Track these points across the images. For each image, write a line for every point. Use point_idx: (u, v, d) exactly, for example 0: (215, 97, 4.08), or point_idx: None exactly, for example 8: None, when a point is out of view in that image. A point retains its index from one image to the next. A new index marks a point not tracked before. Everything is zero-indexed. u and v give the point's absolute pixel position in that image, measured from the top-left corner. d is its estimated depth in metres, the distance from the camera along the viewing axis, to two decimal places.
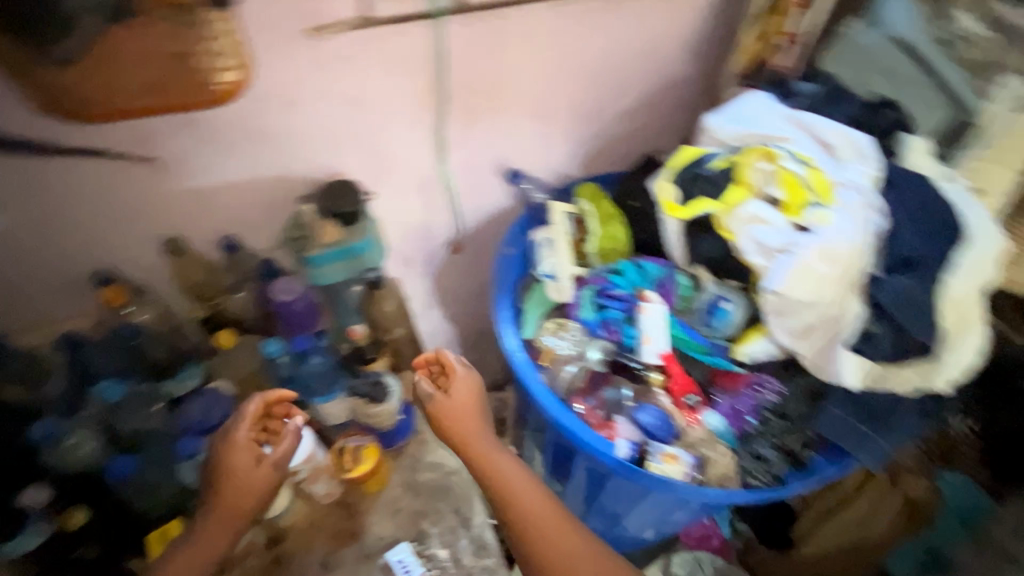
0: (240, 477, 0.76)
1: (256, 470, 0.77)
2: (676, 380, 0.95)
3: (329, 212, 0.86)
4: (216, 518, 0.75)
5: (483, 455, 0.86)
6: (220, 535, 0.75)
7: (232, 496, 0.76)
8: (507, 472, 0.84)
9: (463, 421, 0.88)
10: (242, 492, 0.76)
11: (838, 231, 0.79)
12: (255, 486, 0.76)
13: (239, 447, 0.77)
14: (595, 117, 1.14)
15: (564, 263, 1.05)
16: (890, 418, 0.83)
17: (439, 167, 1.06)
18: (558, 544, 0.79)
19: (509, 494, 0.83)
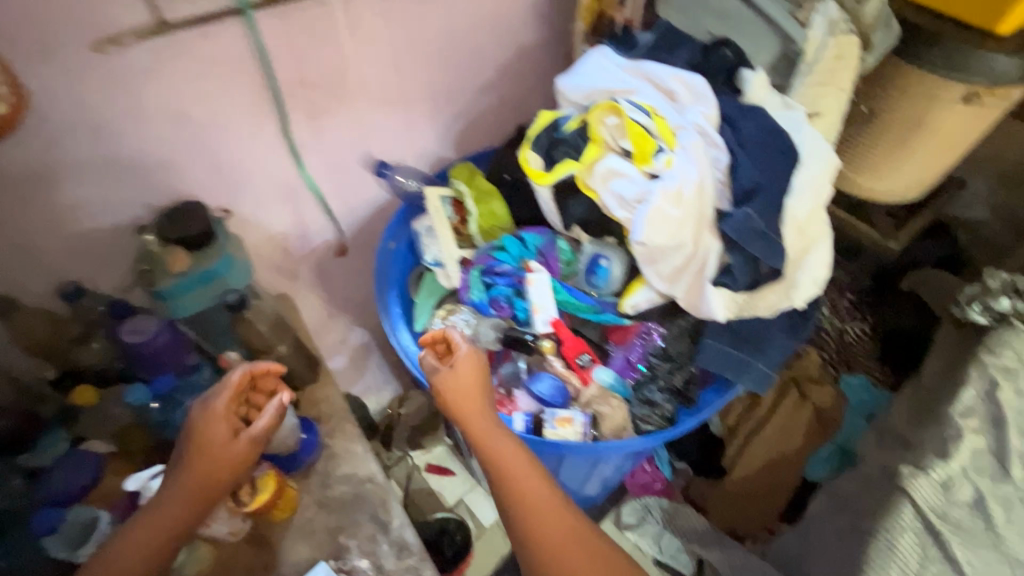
0: (213, 451, 0.72)
1: (232, 445, 0.73)
2: (567, 343, 0.95)
3: (170, 236, 0.80)
4: (177, 494, 0.71)
5: (483, 427, 0.79)
6: (177, 517, 0.70)
7: (199, 472, 0.71)
8: (505, 447, 0.78)
9: (465, 395, 0.81)
10: (215, 468, 0.72)
11: (682, 171, 0.80)
12: (227, 461, 0.73)
13: (217, 419, 0.73)
14: (453, 95, 1.12)
15: (448, 247, 1.06)
16: (763, 342, 0.87)
17: (299, 170, 1.00)
18: (552, 522, 0.74)
19: (502, 465, 0.77)
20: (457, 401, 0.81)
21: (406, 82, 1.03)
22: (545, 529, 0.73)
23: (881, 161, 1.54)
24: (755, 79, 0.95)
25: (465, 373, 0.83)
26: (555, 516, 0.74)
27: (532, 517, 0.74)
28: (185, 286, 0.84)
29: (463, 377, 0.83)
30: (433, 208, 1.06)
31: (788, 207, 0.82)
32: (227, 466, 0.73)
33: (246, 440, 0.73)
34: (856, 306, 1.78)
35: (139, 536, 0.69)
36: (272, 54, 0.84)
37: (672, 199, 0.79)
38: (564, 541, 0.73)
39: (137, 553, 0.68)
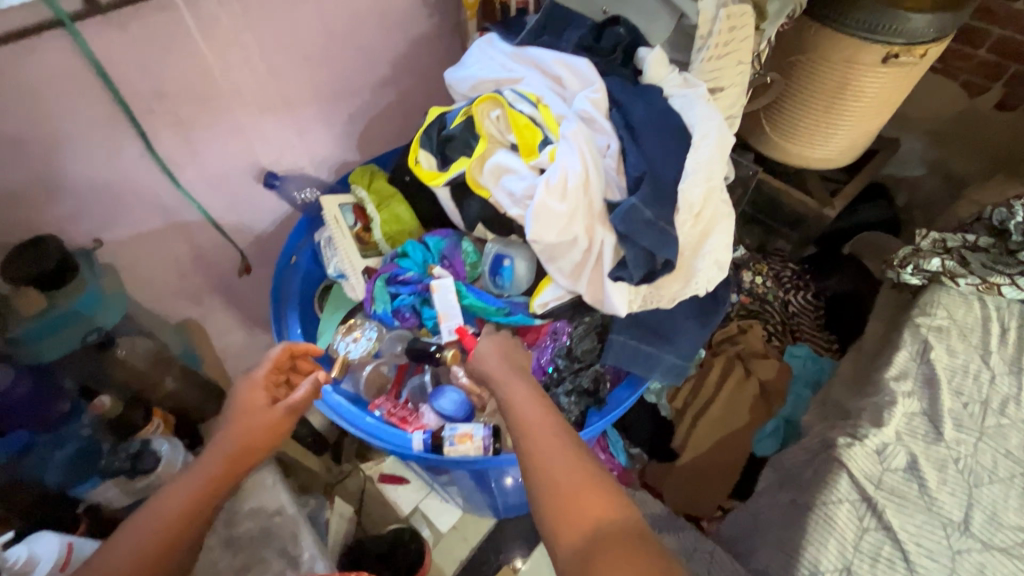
0: (250, 416, 0.73)
1: (269, 412, 0.74)
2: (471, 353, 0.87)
3: (13, 277, 0.72)
4: (207, 463, 0.69)
5: (504, 382, 0.73)
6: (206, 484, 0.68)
7: (238, 438, 0.71)
8: (524, 398, 0.70)
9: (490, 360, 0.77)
10: (251, 432, 0.72)
11: (564, 162, 0.76)
12: (264, 427, 0.73)
13: (257, 386, 0.76)
14: (345, 94, 1.05)
15: (350, 258, 0.99)
16: (671, 333, 0.85)
17: (177, 189, 0.93)
18: (574, 475, 0.62)
19: (519, 418, 0.68)
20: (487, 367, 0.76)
21: (286, 85, 0.95)
22: (556, 478, 0.62)
23: (809, 129, 1.51)
24: (653, 58, 0.90)
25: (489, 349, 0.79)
26: (575, 469, 0.62)
27: (546, 466, 0.63)
28: (48, 328, 0.77)
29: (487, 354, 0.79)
30: (331, 217, 1.00)
31: (681, 191, 0.77)
32: (263, 433, 0.73)
33: (285, 407, 0.74)
34: (798, 275, 1.73)
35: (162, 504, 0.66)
36: (113, 67, 0.76)
37: (557, 193, 0.75)
38: (585, 494, 0.60)
39: (163, 513, 0.65)
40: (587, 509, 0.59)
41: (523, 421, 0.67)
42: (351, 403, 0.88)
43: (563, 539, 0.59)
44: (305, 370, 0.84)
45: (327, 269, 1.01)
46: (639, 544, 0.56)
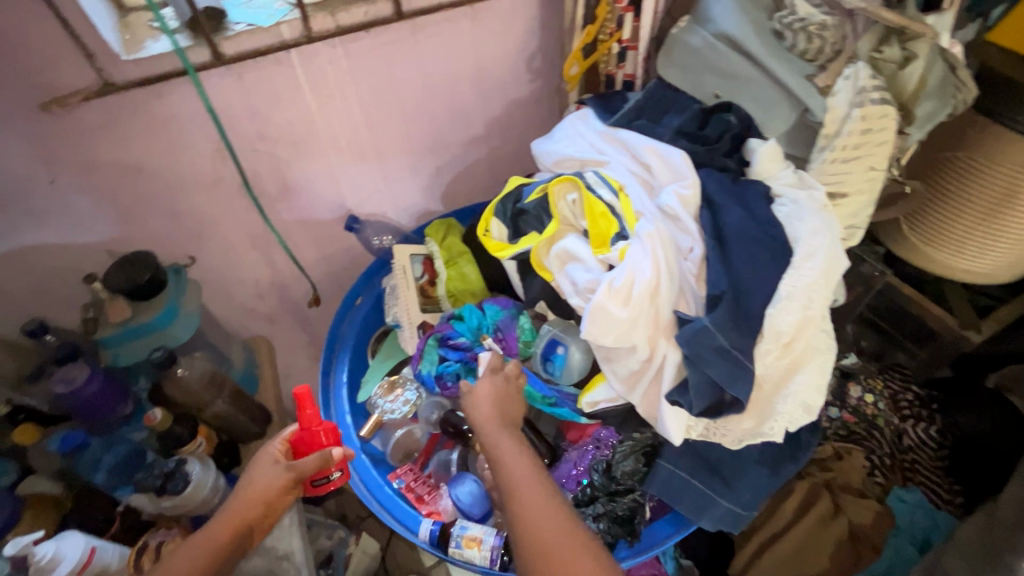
0: (249, 487, 0.70)
1: (269, 480, 0.70)
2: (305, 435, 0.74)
3: (113, 285, 0.80)
4: (206, 532, 0.66)
5: (489, 431, 0.71)
6: (205, 552, 0.64)
7: (241, 505, 0.68)
8: (507, 445, 0.68)
9: (482, 405, 0.75)
10: (251, 502, 0.69)
11: (634, 263, 0.68)
12: (268, 491, 0.70)
13: (264, 453, 0.73)
14: (436, 148, 1.06)
15: (410, 309, 1.00)
16: (731, 473, 0.72)
17: (266, 221, 0.98)
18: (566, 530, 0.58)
19: (508, 473, 0.64)
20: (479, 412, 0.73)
21: (381, 135, 0.98)
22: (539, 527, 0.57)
23: (960, 234, 1.11)
24: (766, 150, 0.79)
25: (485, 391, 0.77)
26: (559, 517, 0.58)
27: (528, 515, 0.59)
28: (126, 335, 0.84)
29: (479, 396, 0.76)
30: (400, 266, 1.01)
31: (769, 317, 0.66)
32: (267, 499, 0.70)
33: (296, 471, 0.71)
34: (921, 403, 1.33)
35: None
36: (225, 110, 0.82)
37: (619, 297, 0.67)
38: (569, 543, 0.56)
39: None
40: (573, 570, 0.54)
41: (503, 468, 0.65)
42: (377, 466, 0.86)
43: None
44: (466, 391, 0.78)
45: (386, 316, 1.02)
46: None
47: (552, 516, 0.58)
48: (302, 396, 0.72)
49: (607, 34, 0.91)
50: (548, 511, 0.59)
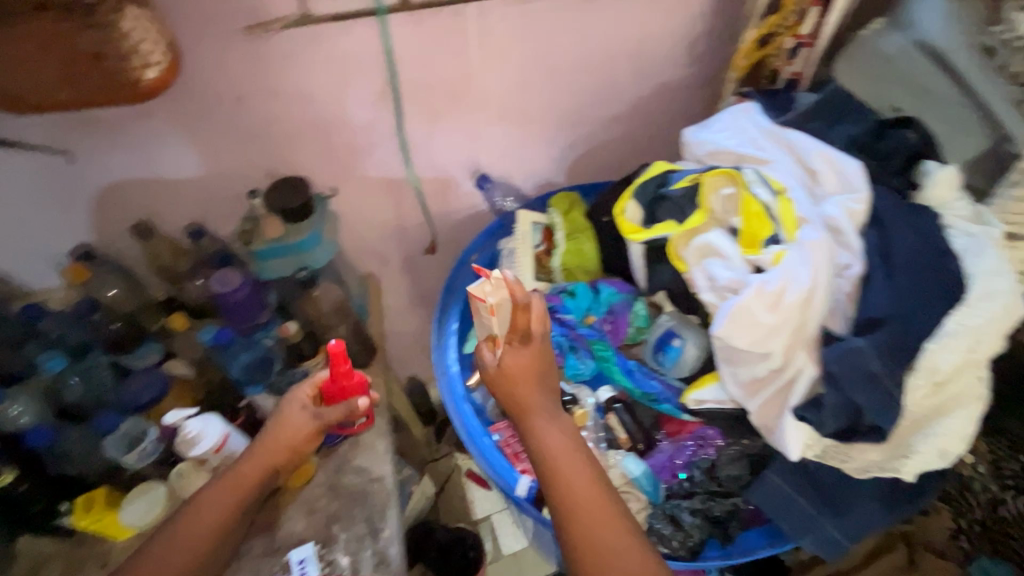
0: (282, 435, 0.80)
1: (299, 431, 0.81)
2: (333, 385, 0.80)
3: (274, 203, 0.87)
4: (241, 472, 0.78)
5: (533, 420, 0.70)
6: (236, 490, 0.77)
7: (269, 451, 0.80)
8: (553, 438, 0.69)
9: (520, 386, 0.71)
10: (282, 448, 0.80)
11: (790, 270, 0.66)
12: (297, 436, 0.81)
13: (294, 401, 0.82)
14: (576, 120, 1.06)
15: (524, 276, 1.02)
16: (846, 502, 0.70)
17: (406, 167, 1.03)
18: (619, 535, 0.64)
19: (561, 479, 0.67)
20: (524, 398, 0.71)
21: (527, 100, 0.99)
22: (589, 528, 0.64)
23: None
24: (943, 175, 0.74)
25: (514, 366, 0.71)
26: (607, 520, 0.65)
27: (571, 510, 0.65)
28: (275, 251, 0.92)
29: (511, 373, 0.71)
30: (521, 232, 1.03)
31: (925, 352, 0.63)
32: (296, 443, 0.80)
33: (324, 421, 0.81)
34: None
35: (198, 513, 0.75)
36: (399, 55, 0.86)
37: (768, 300, 0.66)
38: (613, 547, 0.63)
39: (214, 510, 0.76)
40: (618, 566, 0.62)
41: (548, 462, 0.68)
42: (479, 417, 0.90)
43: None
44: (490, 355, 0.74)
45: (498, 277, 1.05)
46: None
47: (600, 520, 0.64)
48: (336, 354, 0.76)
49: (786, 26, 0.86)
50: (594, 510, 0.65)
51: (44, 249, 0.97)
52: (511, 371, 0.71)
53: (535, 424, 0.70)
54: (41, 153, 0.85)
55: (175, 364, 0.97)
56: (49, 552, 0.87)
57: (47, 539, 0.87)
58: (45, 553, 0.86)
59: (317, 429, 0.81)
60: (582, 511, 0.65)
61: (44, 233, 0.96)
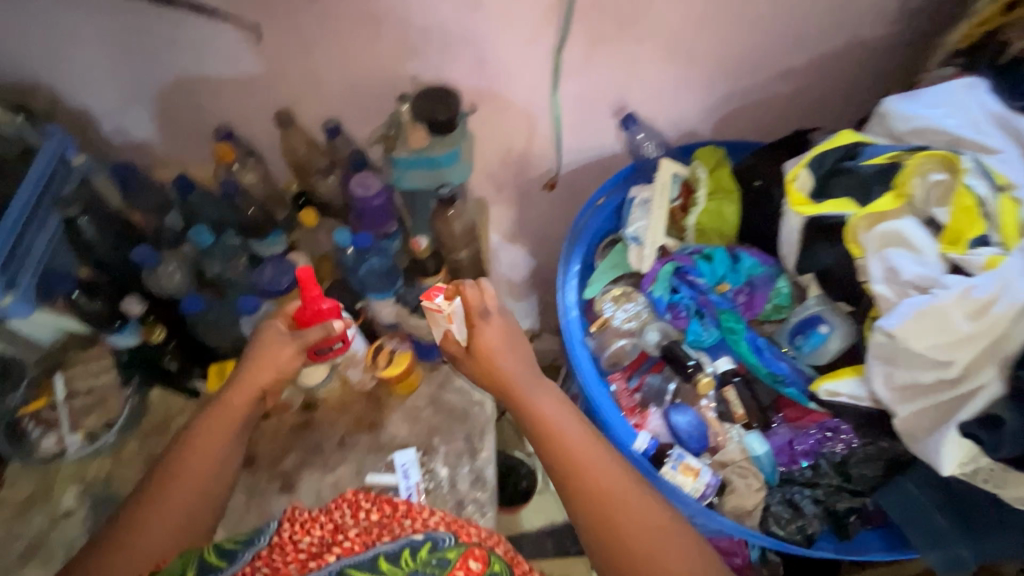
0: (264, 363, 0.75)
1: (281, 354, 0.75)
2: (305, 308, 0.75)
3: (422, 113, 0.84)
4: (224, 405, 0.74)
5: (522, 393, 0.73)
6: (225, 424, 0.74)
7: (250, 381, 0.75)
8: (549, 405, 0.71)
9: (497, 363, 0.75)
10: (263, 372, 0.75)
11: (1004, 279, 0.61)
12: (278, 360, 0.75)
13: (270, 326, 0.76)
14: (743, 68, 0.96)
15: (656, 230, 0.97)
16: (990, 529, 0.67)
17: (552, 93, 0.97)
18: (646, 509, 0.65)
19: (566, 452, 0.67)
20: (504, 370, 0.74)
21: (701, 37, 0.91)
22: (607, 493, 0.65)
23: None
24: None
25: (488, 342, 0.75)
26: (625, 490, 0.65)
27: (584, 483, 0.66)
28: (415, 162, 0.90)
29: (486, 353, 0.75)
30: (661, 182, 0.97)
31: None
32: (279, 367, 0.75)
33: (301, 340, 0.75)
34: None
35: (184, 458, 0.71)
36: None
37: (969, 308, 0.62)
38: (639, 519, 0.63)
39: (207, 449, 0.72)
40: (651, 540, 0.62)
41: (551, 434, 0.69)
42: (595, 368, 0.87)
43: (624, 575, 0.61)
44: (452, 346, 0.78)
45: (625, 227, 0.99)
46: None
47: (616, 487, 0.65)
48: (305, 277, 0.73)
49: None
50: (608, 480, 0.66)
51: (189, 122, 0.99)
52: (480, 348, 0.75)
53: (525, 398, 0.72)
54: (210, 22, 0.83)
55: (297, 255, 0.96)
56: (176, 407, 0.94)
57: (177, 396, 0.95)
58: (173, 408, 0.94)
59: (299, 351, 0.76)
60: (600, 483, 0.65)
61: (191, 106, 0.96)
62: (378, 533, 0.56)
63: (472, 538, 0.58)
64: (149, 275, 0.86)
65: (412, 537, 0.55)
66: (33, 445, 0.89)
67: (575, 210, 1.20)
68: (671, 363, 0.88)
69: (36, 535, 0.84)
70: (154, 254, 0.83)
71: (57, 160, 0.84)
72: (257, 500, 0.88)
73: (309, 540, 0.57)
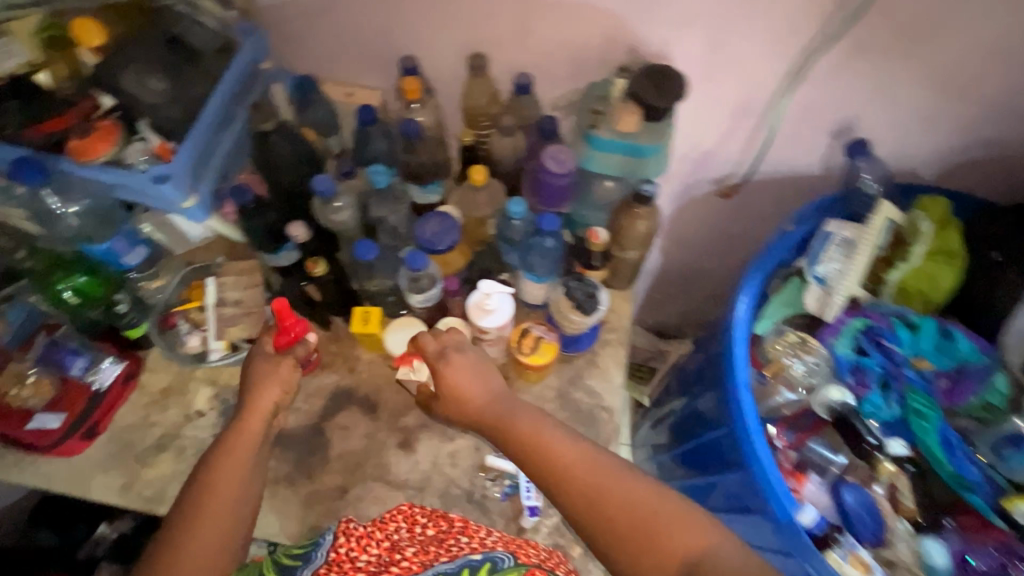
0: (271, 373, 0.73)
1: (281, 368, 0.73)
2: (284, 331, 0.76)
3: (642, 93, 0.75)
4: (243, 427, 0.68)
5: (495, 413, 0.67)
6: (247, 446, 0.67)
7: (260, 399, 0.70)
8: (525, 422, 0.65)
9: (464, 386, 0.70)
10: (274, 384, 0.72)
11: None
12: (275, 377, 0.73)
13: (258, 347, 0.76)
14: (1018, 115, 0.81)
15: (852, 278, 0.85)
16: None
17: (777, 96, 0.85)
18: (657, 499, 0.58)
19: (551, 470, 0.62)
20: (473, 393, 0.69)
21: (987, 69, 0.77)
22: (607, 500, 0.59)
23: None
24: None
25: (456, 365, 0.70)
26: (629, 487, 0.59)
27: (581, 490, 0.60)
28: (616, 145, 0.81)
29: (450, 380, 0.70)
30: (874, 226, 0.85)
31: None
32: (282, 383, 0.73)
33: (291, 355, 0.74)
34: None
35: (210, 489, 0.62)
36: None
37: None
38: (649, 521, 0.57)
39: (222, 491, 0.62)
40: (668, 538, 0.56)
41: (534, 455, 0.63)
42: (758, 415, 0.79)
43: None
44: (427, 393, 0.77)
45: (810, 262, 0.88)
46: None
47: (618, 487, 0.59)
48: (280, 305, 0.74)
49: None
50: (609, 479, 0.60)
51: (375, 45, 0.93)
52: (445, 387, 0.70)
53: (497, 415, 0.67)
54: None
55: (449, 208, 0.92)
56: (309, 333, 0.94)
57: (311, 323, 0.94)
58: None
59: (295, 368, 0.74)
60: (601, 492, 0.59)
61: (384, 29, 0.90)
62: (435, 553, 0.62)
63: (532, 559, 0.62)
64: (319, 206, 0.83)
65: (471, 558, 0.61)
66: (177, 340, 0.90)
67: (738, 224, 1.09)
68: (845, 436, 0.81)
69: (170, 427, 0.87)
70: (333, 185, 0.79)
71: (251, 61, 0.81)
72: (375, 450, 0.87)
73: (365, 559, 0.63)
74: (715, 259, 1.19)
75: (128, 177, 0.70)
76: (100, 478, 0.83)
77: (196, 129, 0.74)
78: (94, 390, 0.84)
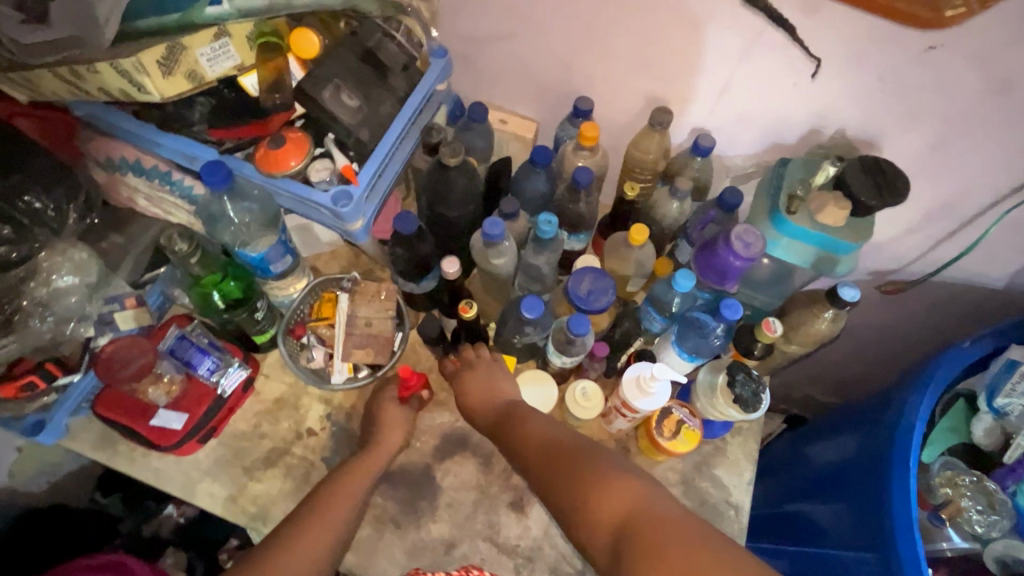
0: (391, 417, 0.81)
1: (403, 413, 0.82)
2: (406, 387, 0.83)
3: (852, 183, 0.70)
4: (373, 450, 0.77)
5: (487, 416, 0.78)
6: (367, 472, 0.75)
7: (386, 441, 0.78)
8: (507, 418, 0.75)
9: (467, 395, 0.81)
10: (398, 428, 0.80)
11: None
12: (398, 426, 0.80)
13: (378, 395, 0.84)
14: None
15: None
16: None
17: (991, 205, 0.78)
18: (601, 462, 0.62)
19: (524, 455, 0.69)
20: (473, 401, 0.80)
21: None
22: (555, 471, 0.64)
23: None
24: None
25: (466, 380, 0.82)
26: (575, 461, 0.63)
27: (541, 471, 0.66)
28: (811, 235, 0.75)
29: (461, 386, 0.81)
30: None
31: None
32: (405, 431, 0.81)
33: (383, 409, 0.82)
34: None
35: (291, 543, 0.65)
36: None
37: None
38: (584, 485, 0.60)
39: (340, 496, 0.71)
40: (600, 500, 0.58)
41: (512, 446, 0.72)
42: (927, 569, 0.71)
43: (594, 551, 0.57)
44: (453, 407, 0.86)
45: (988, 390, 0.79)
46: (699, 547, 0.49)
47: (565, 461, 0.64)
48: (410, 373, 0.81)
49: None
50: (561, 456, 0.65)
51: (549, 80, 0.88)
52: (460, 396, 0.82)
53: (486, 416, 0.78)
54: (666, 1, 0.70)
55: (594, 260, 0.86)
56: (428, 364, 0.91)
57: (430, 351, 0.91)
58: (421, 363, 0.91)
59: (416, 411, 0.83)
60: (554, 469, 0.64)
61: (565, 68, 0.85)
62: None
63: None
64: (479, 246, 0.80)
65: None
66: (300, 352, 0.87)
67: (884, 318, 1.02)
68: None
69: (280, 442, 0.84)
70: (502, 229, 0.73)
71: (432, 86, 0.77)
72: (484, 505, 0.82)
73: None
74: (841, 347, 1.11)
75: (310, 195, 0.68)
76: (207, 484, 0.81)
77: (378, 151, 0.70)
78: (218, 394, 0.80)
